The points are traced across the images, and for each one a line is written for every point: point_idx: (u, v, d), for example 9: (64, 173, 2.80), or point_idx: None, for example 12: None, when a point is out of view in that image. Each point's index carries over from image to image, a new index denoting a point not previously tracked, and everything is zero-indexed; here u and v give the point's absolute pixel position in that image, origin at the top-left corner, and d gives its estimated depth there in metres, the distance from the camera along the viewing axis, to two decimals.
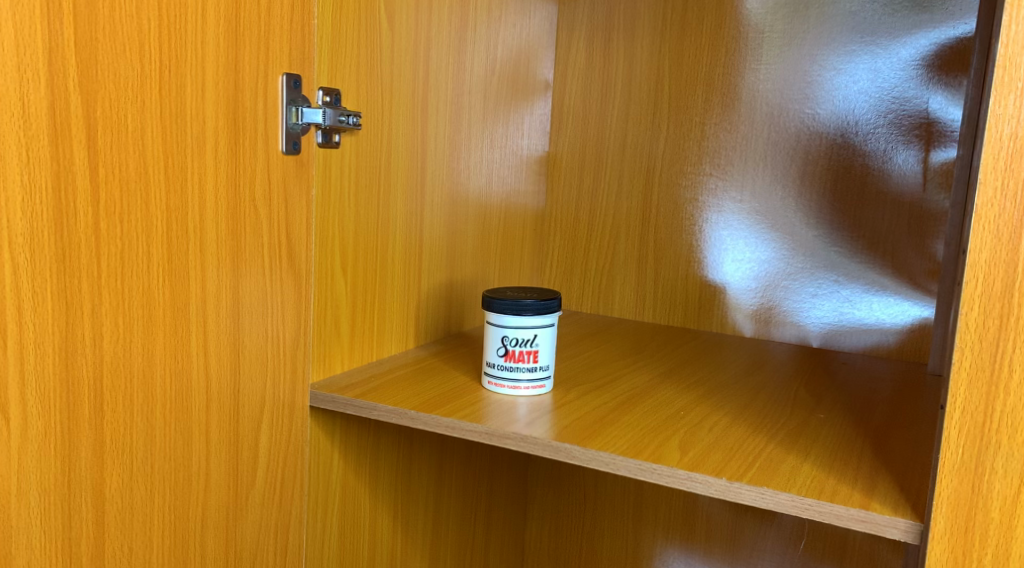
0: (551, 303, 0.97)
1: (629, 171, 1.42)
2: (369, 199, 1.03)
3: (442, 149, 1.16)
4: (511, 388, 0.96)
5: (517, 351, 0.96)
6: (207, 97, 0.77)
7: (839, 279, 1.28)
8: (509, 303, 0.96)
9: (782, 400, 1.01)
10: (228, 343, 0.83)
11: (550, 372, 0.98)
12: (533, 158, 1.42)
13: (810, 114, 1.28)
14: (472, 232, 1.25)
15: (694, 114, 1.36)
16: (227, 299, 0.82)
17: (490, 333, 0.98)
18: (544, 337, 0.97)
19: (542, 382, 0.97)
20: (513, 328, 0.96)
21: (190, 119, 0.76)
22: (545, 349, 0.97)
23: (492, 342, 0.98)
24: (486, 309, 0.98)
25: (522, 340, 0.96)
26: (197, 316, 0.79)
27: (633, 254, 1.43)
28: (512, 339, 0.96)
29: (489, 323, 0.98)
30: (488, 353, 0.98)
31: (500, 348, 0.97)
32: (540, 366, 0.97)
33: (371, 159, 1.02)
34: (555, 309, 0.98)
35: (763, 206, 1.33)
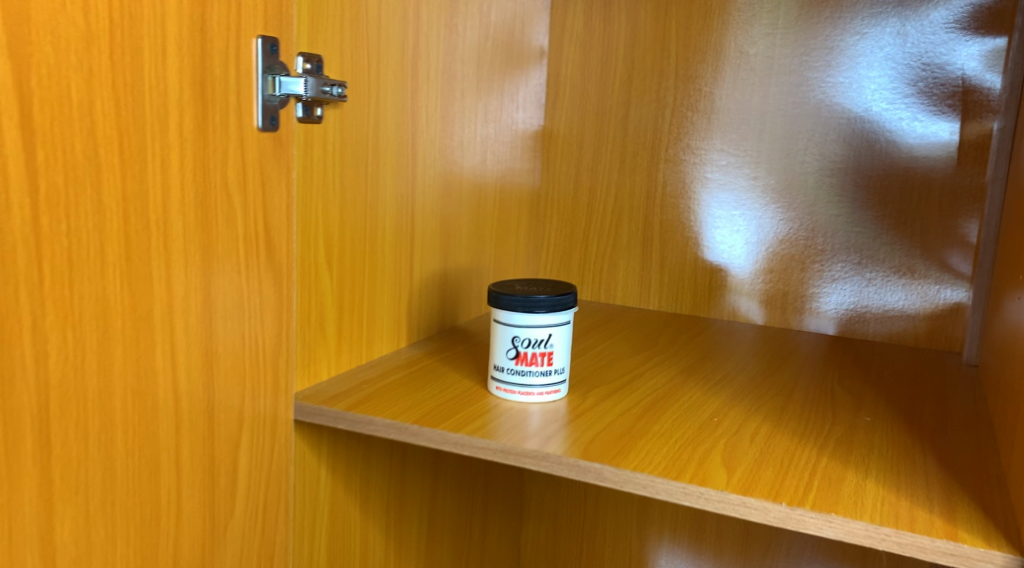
0: (568, 298, 0.86)
1: (632, 146, 1.31)
2: (356, 182, 0.91)
3: (435, 124, 1.04)
4: (523, 395, 0.86)
5: (530, 353, 0.86)
6: (169, 63, 0.65)
7: (864, 262, 1.19)
8: (520, 299, 0.85)
9: (819, 401, 0.91)
10: (201, 354, 0.71)
11: (565, 375, 0.88)
12: (528, 133, 1.30)
13: (834, 83, 1.18)
14: (465, 216, 1.14)
15: (704, 84, 1.25)
16: (198, 302, 0.70)
17: (497, 332, 0.87)
18: (560, 337, 0.86)
19: (557, 387, 0.87)
20: (524, 327, 0.86)
21: (149, 91, 0.63)
22: (561, 350, 0.86)
23: (500, 343, 0.87)
24: (493, 306, 0.87)
25: (535, 340, 0.85)
26: (164, 324, 0.67)
27: (636, 237, 1.32)
28: (524, 340, 0.86)
29: (497, 320, 0.87)
30: (496, 355, 0.87)
31: (510, 349, 0.86)
32: (555, 370, 0.86)
33: (357, 136, 0.90)
34: (571, 305, 0.87)
35: (781, 185, 1.23)
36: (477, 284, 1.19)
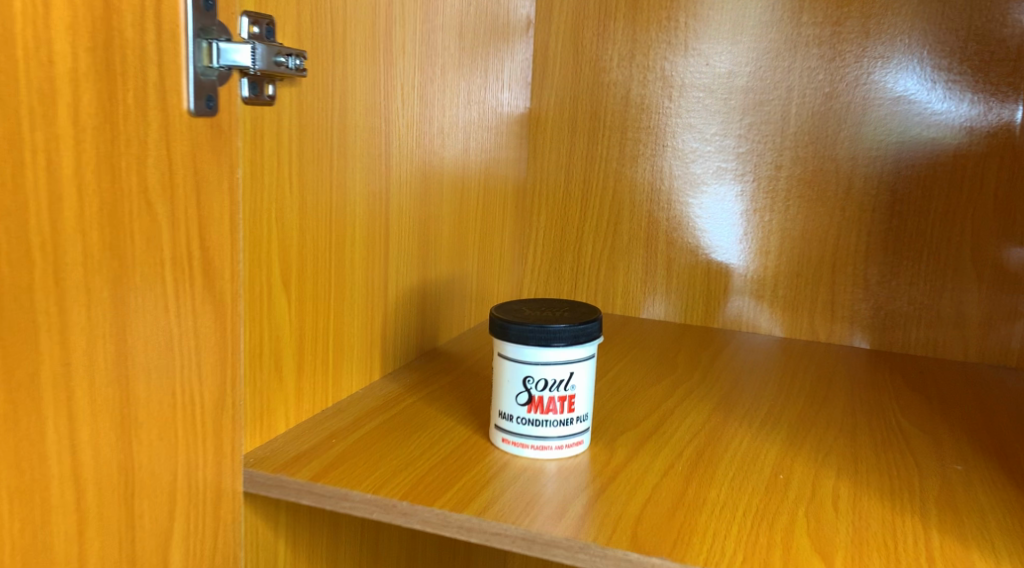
0: (593, 326, 0.69)
1: (633, 132, 1.13)
2: (320, 180, 0.71)
3: (413, 105, 0.85)
4: (538, 450, 0.68)
5: (548, 398, 0.68)
6: (55, 19, 0.45)
7: (904, 263, 1.05)
8: (535, 330, 0.67)
9: (890, 444, 0.75)
10: (113, 425, 0.51)
11: (588, 422, 0.70)
12: (513, 117, 1.12)
13: (872, 58, 1.03)
14: (446, 216, 0.95)
15: (720, 60, 1.08)
16: (110, 356, 0.51)
17: (504, 371, 0.69)
18: (583, 376, 0.69)
19: (578, 439, 0.69)
20: (540, 365, 0.68)
21: (20, 56, 0.43)
22: (584, 392, 0.69)
23: (508, 384, 0.69)
24: (499, 339, 0.69)
25: (554, 382, 0.68)
26: (58, 392, 0.47)
27: (638, 237, 1.15)
28: (539, 381, 0.68)
29: (503, 355, 0.69)
30: (502, 399, 0.69)
31: (521, 393, 0.68)
32: (578, 417, 0.69)
33: (319, 121, 0.70)
34: (596, 335, 0.69)
35: (810, 175, 1.07)
36: (459, 296, 1.01)
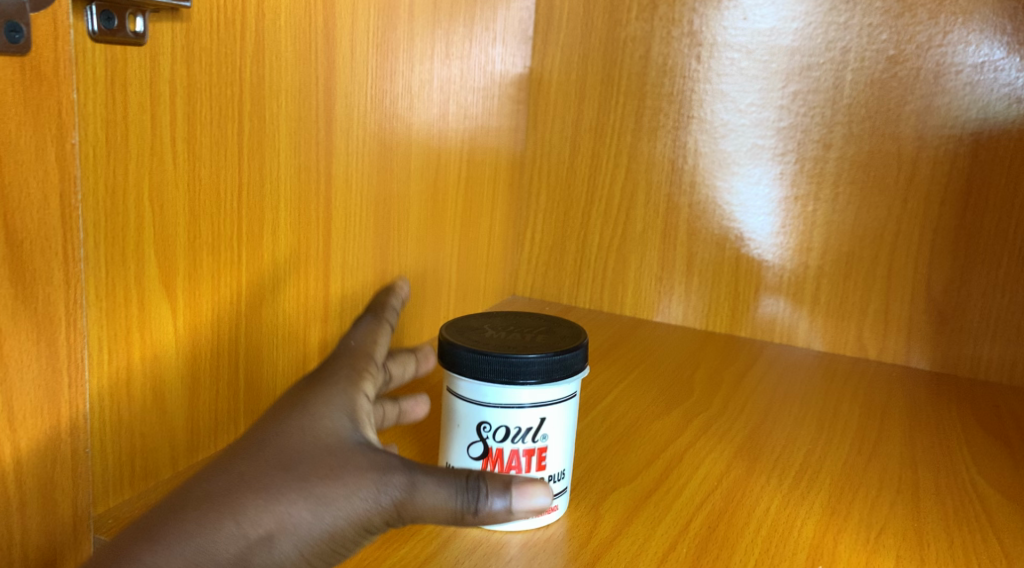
0: (575, 357, 0.52)
1: (653, 99, 0.95)
2: (224, 149, 0.54)
3: (369, 58, 0.67)
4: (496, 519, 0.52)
5: (510, 452, 0.51)
6: None
7: (976, 270, 0.86)
8: (496, 362, 0.50)
9: (966, 518, 0.57)
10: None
11: (565, 480, 0.53)
12: (508, 77, 0.94)
13: (951, 14, 0.83)
14: (413, 195, 0.78)
15: (761, 14, 0.89)
16: None
17: (454, 412, 0.52)
18: (559, 423, 0.52)
19: (551, 504, 0.53)
20: (500, 408, 0.51)
21: None
22: (561, 444, 0.52)
23: (459, 431, 0.52)
24: (449, 371, 0.52)
25: (520, 431, 0.51)
26: None
27: (654, 226, 0.97)
28: (500, 430, 0.51)
29: (455, 392, 0.52)
30: (451, 449, 0.53)
31: (475, 443, 0.51)
32: (550, 476, 0.52)
33: (222, 70, 0.53)
34: (579, 368, 0.52)
35: (865, 157, 0.88)
36: (432, 291, 0.84)
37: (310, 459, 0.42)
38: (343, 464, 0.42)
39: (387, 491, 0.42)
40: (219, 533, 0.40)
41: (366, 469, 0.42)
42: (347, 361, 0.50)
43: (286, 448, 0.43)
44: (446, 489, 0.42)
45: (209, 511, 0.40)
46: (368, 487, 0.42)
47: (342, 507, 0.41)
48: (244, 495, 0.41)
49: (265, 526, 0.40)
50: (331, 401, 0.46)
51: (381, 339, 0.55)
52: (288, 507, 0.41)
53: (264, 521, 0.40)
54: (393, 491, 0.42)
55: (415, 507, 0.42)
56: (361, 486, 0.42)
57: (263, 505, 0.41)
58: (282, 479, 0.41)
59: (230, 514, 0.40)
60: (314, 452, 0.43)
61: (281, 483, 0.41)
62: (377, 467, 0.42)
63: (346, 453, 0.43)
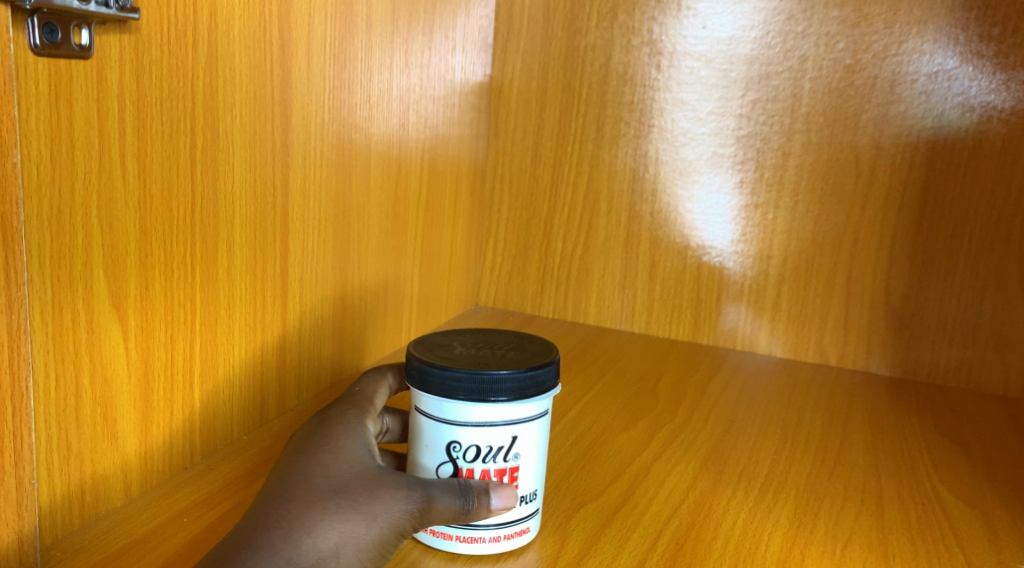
0: (547, 375, 0.51)
1: (614, 108, 0.95)
2: (177, 165, 0.52)
3: (326, 68, 0.66)
4: (467, 544, 0.50)
5: (480, 472, 0.50)
6: None
7: (933, 276, 0.87)
8: (466, 380, 0.49)
9: (930, 528, 0.58)
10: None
11: (538, 501, 0.53)
12: (469, 85, 0.93)
13: (906, 23, 0.84)
14: (373, 206, 0.76)
15: (720, 23, 0.90)
16: None
17: (422, 431, 0.51)
18: (531, 441, 0.51)
19: (524, 527, 0.52)
20: (469, 428, 0.50)
21: None
22: (532, 463, 0.52)
23: (427, 451, 0.51)
24: (418, 389, 0.51)
25: (492, 450, 0.50)
26: None
27: (616, 235, 0.97)
28: (470, 450, 0.50)
29: (422, 409, 0.51)
30: (419, 469, 0.52)
31: (444, 463, 0.50)
32: (522, 496, 0.51)
33: (173, 82, 0.51)
34: (551, 383, 0.52)
35: (824, 165, 0.89)
36: (393, 304, 0.83)
37: (350, 482, 0.47)
38: (377, 483, 0.47)
39: (419, 501, 0.47)
40: (294, 551, 0.43)
41: (396, 483, 0.48)
42: (354, 399, 0.56)
43: (329, 476, 0.47)
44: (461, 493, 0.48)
45: (280, 534, 0.44)
46: (404, 499, 0.47)
47: (387, 518, 0.46)
48: (306, 515, 0.45)
49: (329, 540, 0.44)
50: (346, 434, 0.51)
51: (380, 396, 0.58)
52: (344, 523, 0.45)
53: (328, 536, 0.44)
54: (422, 500, 0.47)
55: (437, 513, 0.48)
56: (396, 500, 0.47)
57: (324, 524, 0.45)
58: (333, 501, 0.46)
59: (299, 533, 0.44)
60: (350, 476, 0.47)
61: (334, 504, 0.45)
62: (405, 481, 0.48)
63: (375, 475, 0.48)
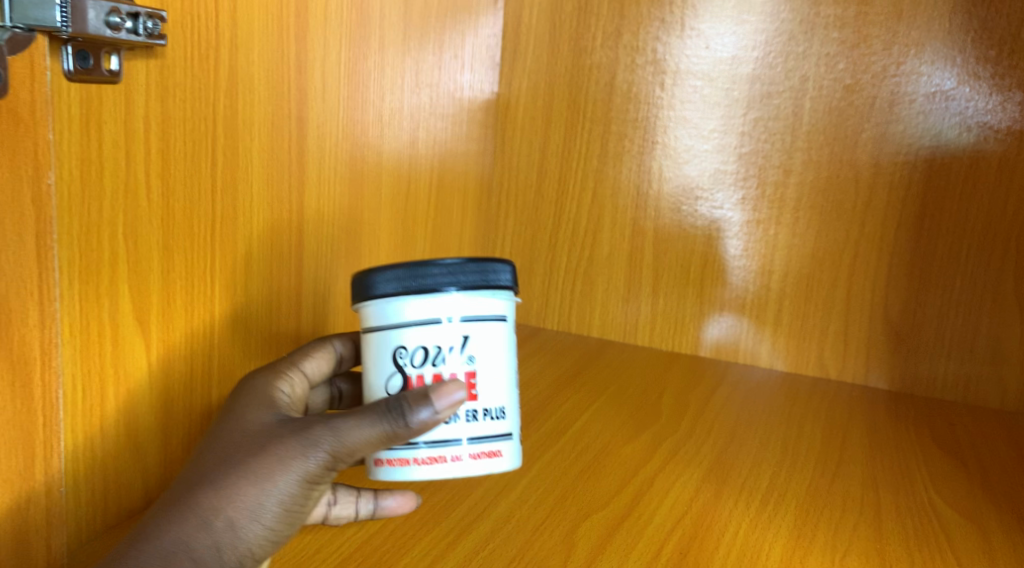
0: (492, 269, 0.51)
1: (618, 125, 0.97)
2: (200, 184, 0.54)
3: (340, 88, 0.68)
4: (426, 465, 0.49)
5: (431, 375, 0.50)
6: None
7: (931, 292, 0.88)
8: (403, 275, 0.50)
9: (926, 539, 0.59)
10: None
11: (509, 424, 0.51)
12: (476, 102, 0.95)
13: (904, 45, 0.86)
14: (383, 222, 0.78)
15: (722, 43, 0.92)
16: None
17: (372, 347, 0.52)
18: (485, 344, 0.51)
19: (493, 447, 0.50)
20: (412, 328, 0.50)
21: None
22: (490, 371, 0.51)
23: (378, 365, 0.51)
24: (363, 302, 0.52)
25: (439, 351, 0.50)
26: None
27: (620, 249, 0.99)
28: (416, 352, 0.50)
29: (369, 324, 0.52)
30: (374, 388, 0.52)
31: (394, 374, 0.51)
32: (485, 412, 0.51)
33: (196, 104, 0.53)
34: (499, 285, 0.52)
35: (824, 183, 0.91)
36: None
37: (243, 447, 0.48)
38: (270, 440, 0.48)
39: (319, 448, 0.48)
40: (188, 534, 0.46)
41: (291, 435, 0.48)
42: (287, 359, 0.57)
43: (223, 447, 0.49)
44: (363, 423, 0.48)
45: (169, 519, 0.46)
46: (298, 452, 0.48)
47: (285, 475, 0.47)
48: (195, 494, 0.47)
49: (223, 515, 0.47)
50: (253, 397, 0.52)
51: (311, 363, 0.58)
52: (235, 494, 0.47)
53: (220, 511, 0.47)
54: (321, 445, 0.48)
55: (341, 448, 0.47)
56: (288, 451, 0.48)
57: (215, 497, 0.47)
58: (222, 472, 0.47)
59: (190, 516, 0.46)
60: (245, 441, 0.49)
61: (222, 475, 0.47)
62: (302, 429, 0.48)
63: (273, 431, 0.49)
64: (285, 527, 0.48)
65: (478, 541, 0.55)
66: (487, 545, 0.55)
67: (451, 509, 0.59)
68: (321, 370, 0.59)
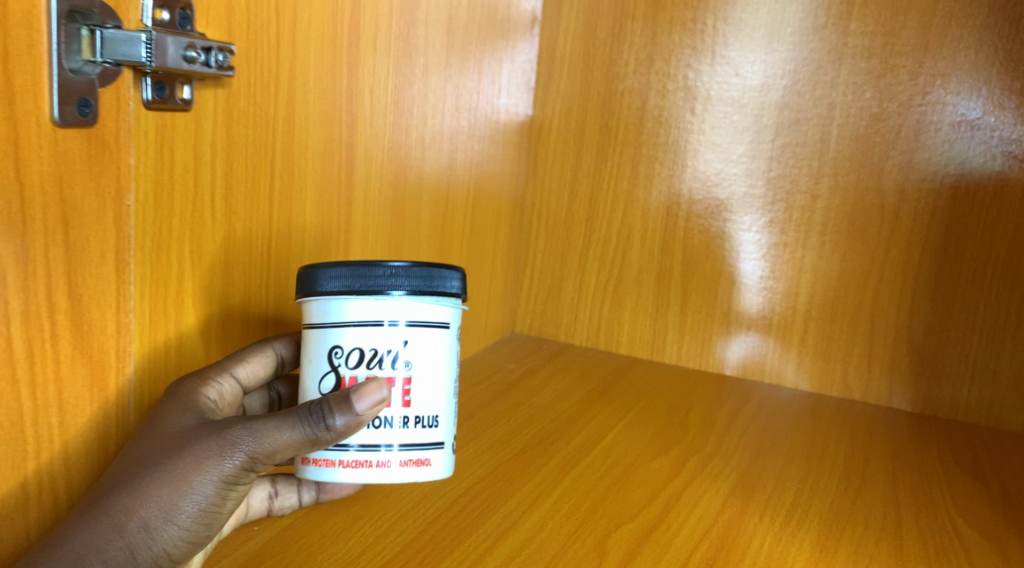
0: (440, 275, 0.52)
1: (649, 148, 1.00)
2: (259, 204, 0.58)
3: (385, 113, 0.72)
4: (350, 469, 0.50)
5: (364, 377, 0.51)
6: None
7: (954, 317, 0.90)
8: (348, 275, 0.50)
9: (946, 557, 0.61)
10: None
11: (441, 434, 0.52)
12: (512, 124, 0.99)
13: (930, 75, 0.88)
14: (422, 240, 0.82)
15: (752, 71, 0.94)
16: None
17: (312, 343, 0.53)
18: (422, 350, 0.51)
19: (422, 456, 0.51)
20: (351, 328, 0.51)
21: None
22: (426, 378, 0.51)
23: (315, 362, 0.52)
24: (306, 297, 0.53)
25: (375, 354, 0.50)
26: None
27: (649, 269, 1.02)
28: (351, 352, 0.51)
29: (311, 318, 0.53)
30: (309, 384, 0.53)
31: (329, 373, 0.51)
32: (417, 420, 0.51)
33: (258, 130, 0.57)
34: (444, 291, 0.52)
35: (850, 208, 0.93)
36: None
37: (160, 447, 0.48)
38: (187, 441, 0.48)
39: (236, 450, 0.47)
40: (102, 535, 0.45)
41: (209, 435, 0.48)
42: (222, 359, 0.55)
43: (138, 447, 0.48)
44: (284, 428, 0.48)
45: (83, 520, 0.45)
46: (215, 453, 0.47)
47: (201, 476, 0.47)
48: (108, 496, 0.46)
49: (136, 516, 0.46)
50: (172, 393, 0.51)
51: (244, 368, 0.55)
52: (150, 495, 0.46)
53: (133, 512, 0.46)
54: (238, 446, 0.47)
55: (261, 451, 0.47)
56: (205, 453, 0.47)
57: (128, 499, 0.46)
58: (137, 473, 0.47)
59: (103, 518, 0.46)
60: (161, 441, 0.48)
61: (138, 476, 0.47)
62: (220, 430, 0.48)
63: (190, 432, 0.48)
64: (202, 527, 0.48)
65: (514, 547, 0.58)
66: (524, 551, 0.58)
67: (486, 517, 0.62)
68: (257, 375, 0.56)
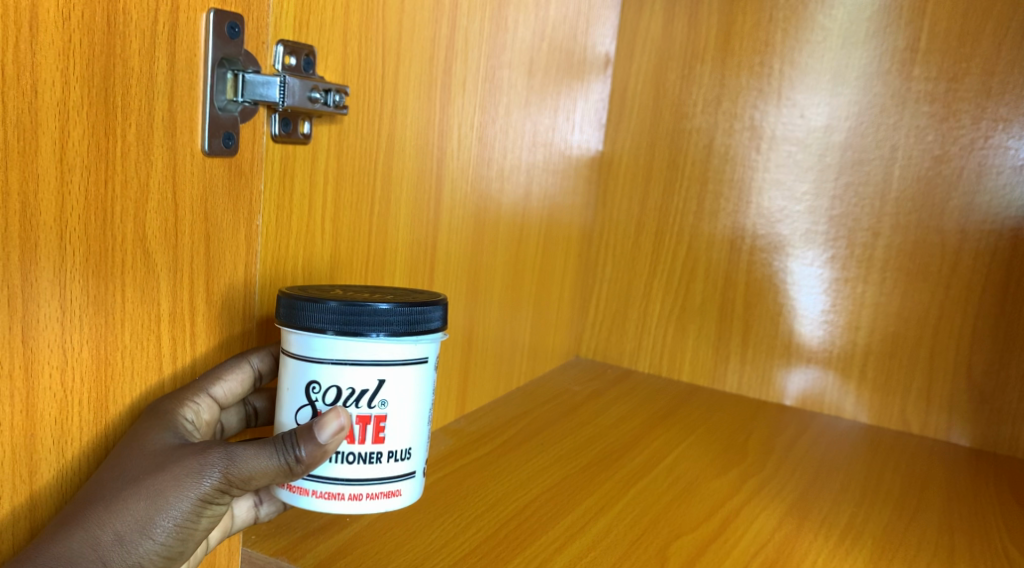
0: (424, 315, 0.52)
1: (715, 184, 1.04)
2: (359, 226, 0.64)
3: (470, 147, 0.78)
4: (323, 500, 0.51)
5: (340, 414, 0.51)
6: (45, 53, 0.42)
7: (1015, 355, 0.92)
8: (334, 315, 0.50)
9: None
10: (57, 494, 0.47)
11: (412, 464, 0.54)
12: (584, 158, 1.04)
13: (992, 119, 0.91)
14: (499, 265, 0.87)
15: (817, 112, 0.99)
16: (85, 413, 0.47)
17: (289, 372, 0.53)
18: (399, 390, 0.52)
19: (394, 487, 0.53)
20: (331, 367, 0.51)
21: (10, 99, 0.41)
22: (402, 415, 0.52)
23: (291, 393, 0.52)
24: (284, 325, 0.52)
25: (353, 393, 0.51)
26: (18, 451, 0.44)
27: (713, 300, 1.06)
28: (328, 389, 0.51)
29: (290, 348, 0.52)
30: (286, 413, 0.53)
31: (305, 406, 0.52)
32: (391, 453, 0.52)
33: (362, 161, 0.63)
34: (423, 330, 0.52)
35: (911, 246, 0.96)
36: (508, 351, 0.93)
37: (137, 463, 0.47)
38: (165, 459, 0.48)
39: (213, 471, 0.48)
40: (75, 547, 0.45)
41: (189, 453, 0.48)
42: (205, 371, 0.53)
43: (114, 461, 0.47)
44: (263, 454, 0.49)
45: (59, 531, 0.45)
46: (193, 472, 0.48)
47: (178, 492, 0.47)
48: (84, 508, 0.46)
49: (111, 529, 0.46)
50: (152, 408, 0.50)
51: (221, 386, 0.53)
52: (126, 508, 0.46)
53: (109, 525, 0.46)
54: (215, 467, 0.48)
55: (238, 473, 0.48)
56: (183, 472, 0.48)
57: (104, 512, 0.46)
58: (113, 488, 0.46)
59: (77, 529, 0.45)
60: (138, 457, 0.47)
61: (116, 490, 0.46)
62: (199, 450, 0.49)
63: (168, 451, 0.48)
64: (176, 543, 0.48)
65: (581, 549, 0.63)
66: (592, 551, 0.63)
67: (554, 522, 0.67)
68: (234, 392, 0.54)
